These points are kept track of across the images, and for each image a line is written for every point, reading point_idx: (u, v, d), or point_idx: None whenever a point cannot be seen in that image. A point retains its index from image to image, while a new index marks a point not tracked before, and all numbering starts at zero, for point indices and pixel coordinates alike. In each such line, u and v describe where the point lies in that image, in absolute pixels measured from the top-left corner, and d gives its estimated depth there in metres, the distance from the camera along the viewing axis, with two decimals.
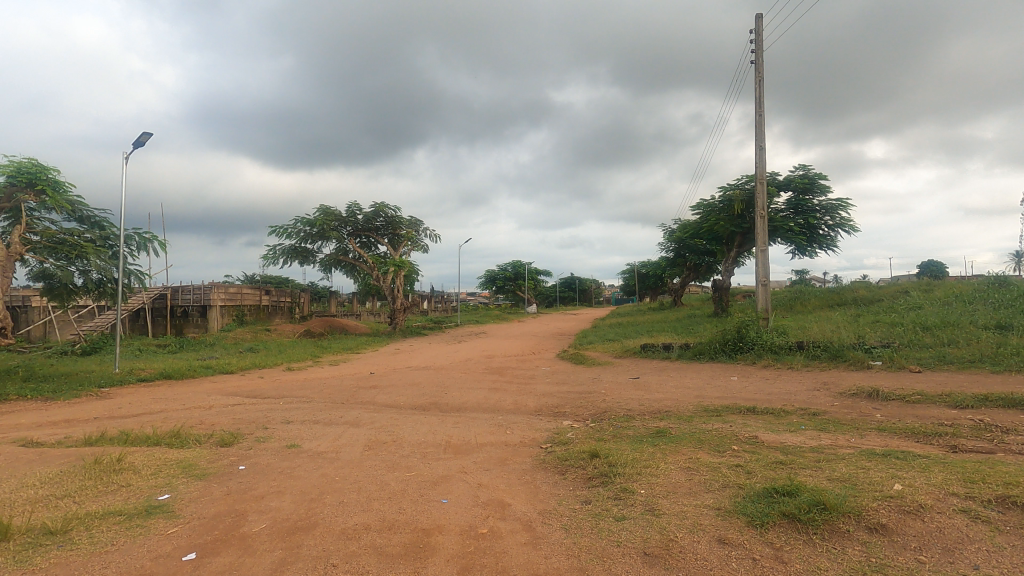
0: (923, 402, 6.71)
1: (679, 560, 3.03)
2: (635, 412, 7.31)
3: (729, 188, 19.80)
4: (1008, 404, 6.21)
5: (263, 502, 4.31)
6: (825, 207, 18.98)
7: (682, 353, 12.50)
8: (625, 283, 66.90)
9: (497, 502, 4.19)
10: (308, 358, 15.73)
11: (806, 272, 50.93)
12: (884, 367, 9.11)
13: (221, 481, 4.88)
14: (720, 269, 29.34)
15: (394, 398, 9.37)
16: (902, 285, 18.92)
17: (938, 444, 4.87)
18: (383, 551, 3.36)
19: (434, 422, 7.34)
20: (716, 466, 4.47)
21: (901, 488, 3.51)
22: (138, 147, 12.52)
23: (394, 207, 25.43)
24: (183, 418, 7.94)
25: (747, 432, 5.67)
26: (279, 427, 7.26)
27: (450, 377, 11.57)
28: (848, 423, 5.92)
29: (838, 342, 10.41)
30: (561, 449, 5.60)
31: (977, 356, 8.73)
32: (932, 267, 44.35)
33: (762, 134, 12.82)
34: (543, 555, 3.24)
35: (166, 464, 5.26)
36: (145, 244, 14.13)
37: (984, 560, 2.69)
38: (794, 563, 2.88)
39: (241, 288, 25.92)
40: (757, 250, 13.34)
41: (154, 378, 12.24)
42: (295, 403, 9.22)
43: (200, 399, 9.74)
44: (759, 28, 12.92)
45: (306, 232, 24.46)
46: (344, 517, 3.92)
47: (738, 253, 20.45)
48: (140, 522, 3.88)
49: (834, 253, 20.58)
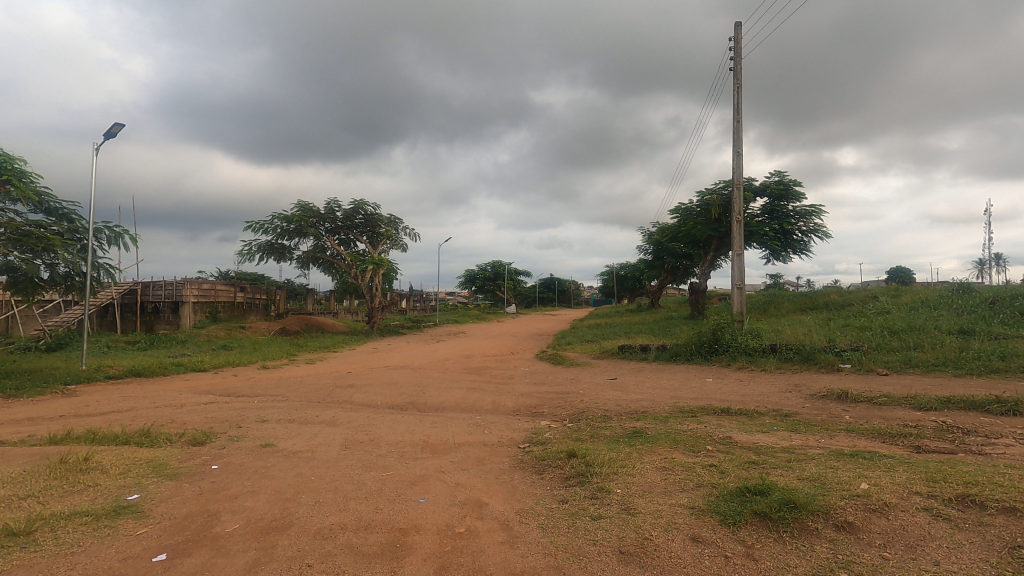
0: (890, 404, 6.93)
1: (655, 559, 3.08)
2: (611, 412, 7.38)
3: (707, 192, 20.18)
4: (970, 406, 6.44)
5: (235, 502, 4.24)
6: (799, 213, 19.44)
7: (659, 355, 12.68)
8: (605, 285, 67.41)
9: (474, 502, 4.19)
10: (283, 357, 15.43)
11: (778, 276, 51.96)
12: (853, 369, 9.39)
13: (193, 481, 4.78)
14: (696, 272, 29.76)
15: (371, 398, 9.27)
16: (871, 290, 19.47)
17: (902, 445, 5.02)
18: (359, 551, 3.35)
19: (411, 421, 7.30)
20: (691, 466, 4.54)
21: (868, 488, 3.62)
22: (108, 138, 12.23)
23: (374, 205, 25.27)
24: (152, 417, 7.72)
25: (720, 433, 5.77)
26: (253, 426, 7.12)
27: (429, 376, 11.55)
28: (818, 424, 6.09)
29: (810, 345, 10.68)
30: (539, 449, 5.62)
31: (941, 360, 9.04)
32: (901, 273, 45.82)
33: (739, 140, 13.06)
34: (520, 555, 3.26)
35: (135, 463, 5.13)
36: (116, 238, 13.80)
37: (945, 556, 2.80)
38: (766, 560, 2.95)
39: (215, 285, 25.34)
40: (732, 254, 13.64)
41: (122, 375, 11.91)
42: (270, 402, 9.08)
43: (171, 398, 9.48)
44: (736, 36, 13.19)
45: (284, 228, 24.17)
46: (318, 518, 3.87)
47: (715, 257, 20.82)
48: (108, 523, 3.79)
49: (806, 257, 21.09)
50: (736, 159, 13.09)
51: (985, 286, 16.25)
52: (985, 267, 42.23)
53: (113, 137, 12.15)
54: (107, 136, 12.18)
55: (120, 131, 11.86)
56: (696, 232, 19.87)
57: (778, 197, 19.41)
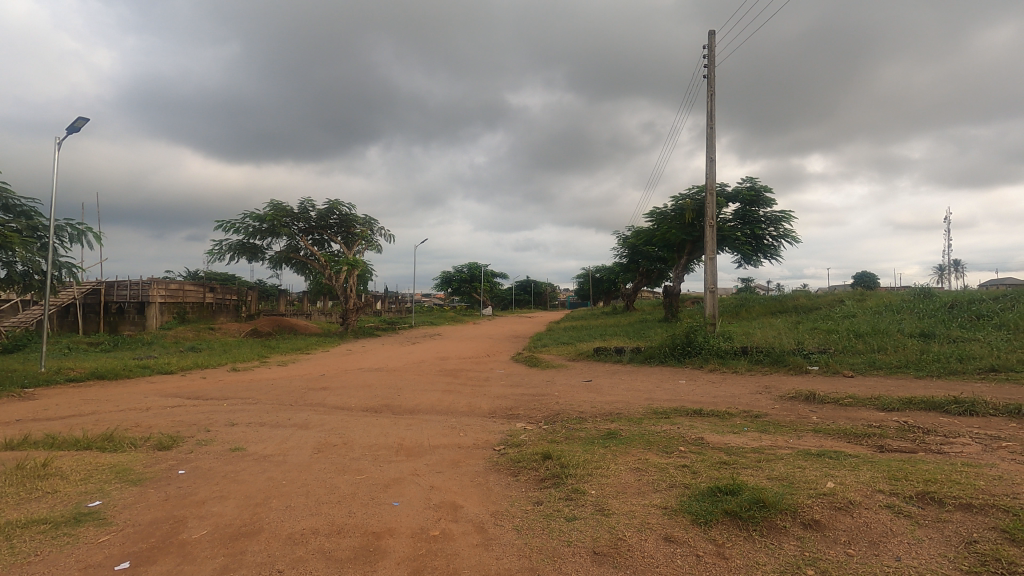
0: (854, 404, 7.15)
1: (628, 559, 3.11)
2: (586, 414, 7.44)
3: (681, 197, 20.54)
4: (929, 406, 6.68)
5: (204, 507, 4.14)
6: (770, 218, 19.86)
7: (634, 357, 12.81)
8: (581, 287, 67.77)
9: (449, 504, 4.17)
10: (254, 359, 15.12)
11: (750, 280, 53.02)
12: (820, 372, 9.63)
13: (158, 486, 4.65)
14: (671, 275, 30.24)
15: (345, 401, 9.14)
16: (838, 294, 19.99)
17: (866, 445, 5.18)
18: (332, 556, 3.30)
19: (385, 424, 7.21)
20: (664, 467, 4.62)
21: (834, 486, 3.72)
22: (71, 133, 11.83)
23: (349, 206, 25.01)
24: (116, 421, 7.47)
25: (693, 434, 5.88)
26: (222, 429, 6.96)
27: (404, 378, 11.43)
28: (787, 425, 6.24)
29: (779, 347, 10.91)
30: (514, 451, 5.63)
31: (903, 362, 9.35)
32: (866, 276, 47.36)
33: (713, 145, 13.31)
34: (495, 557, 3.26)
35: (98, 469, 4.96)
36: (79, 236, 13.37)
37: (905, 552, 2.89)
38: (736, 558, 3.01)
39: (183, 285, 24.72)
40: (705, 258, 13.89)
41: (84, 378, 11.49)
42: (240, 405, 8.87)
43: (136, 401, 9.19)
44: (710, 44, 13.46)
45: (255, 227, 23.71)
46: (289, 522, 3.81)
47: (689, 260, 21.15)
48: (68, 531, 3.65)
49: (776, 262, 21.55)
50: (710, 164, 13.33)
51: (945, 290, 16.86)
52: (944, 272, 43.93)
53: (77, 132, 11.77)
54: (71, 131, 11.78)
55: (84, 125, 11.49)
56: (671, 236, 20.16)
57: (749, 203, 19.82)
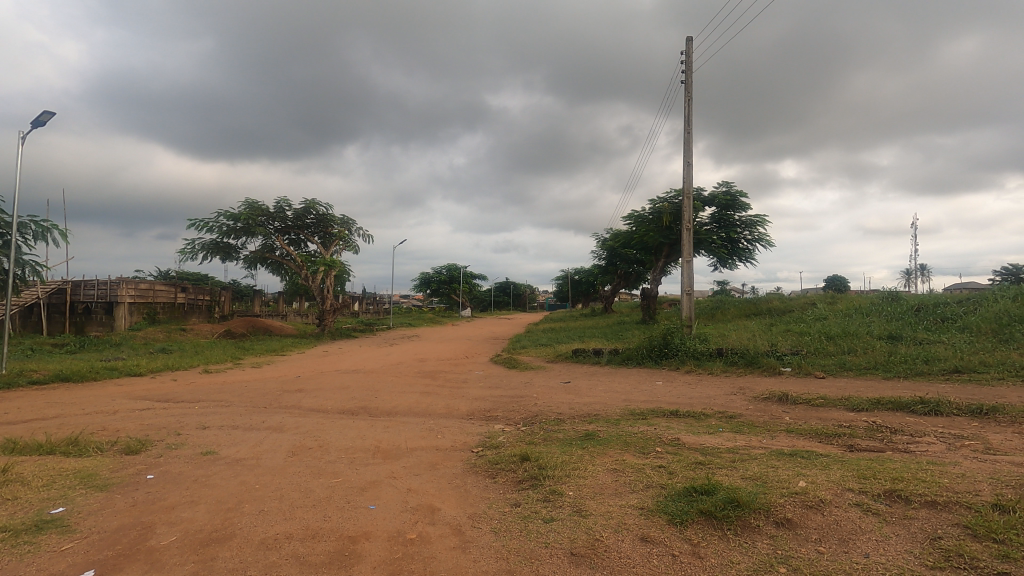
0: (825, 405, 7.31)
1: (604, 559, 3.13)
2: (564, 416, 7.45)
3: (658, 200, 20.77)
4: (897, 406, 6.86)
5: (173, 513, 4.03)
6: (745, 222, 20.20)
7: (612, 358, 12.90)
8: (560, 289, 68.13)
9: (426, 507, 4.14)
10: (227, 360, 14.81)
11: (725, 283, 53.91)
12: (793, 373, 9.83)
13: (126, 492, 4.51)
14: (648, 278, 30.57)
15: (321, 403, 9.01)
16: (810, 297, 20.43)
17: (838, 444, 5.30)
18: (306, 561, 3.24)
19: (362, 426, 7.13)
20: (641, 467, 4.66)
21: (805, 485, 3.80)
22: (36, 127, 11.44)
23: (327, 205, 24.71)
24: (81, 425, 7.24)
25: (670, 434, 5.95)
26: (193, 433, 6.79)
27: (381, 380, 11.32)
28: (761, 425, 6.35)
29: (753, 349, 11.09)
30: (492, 453, 5.62)
31: (872, 363, 9.61)
32: (837, 280, 48.68)
33: (690, 150, 13.49)
34: (472, 560, 3.24)
35: (61, 474, 4.80)
36: (44, 234, 12.95)
37: (873, 549, 2.96)
38: (711, 558, 3.04)
39: (153, 285, 24.12)
40: (682, 261, 14.06)
41: (48, 380, 11.11)
42: (212, 408, 8.67)
43: (103, 404, 8.93)
44: (688, 50, 13.64)
45: (229, 227, 23.25)
46: (262, 527, 3.73)
47: (666, 263, 21.41)
48: (30, 539, 3.53)
49: (751, 265, 21.96)
50: (687, 169, 13.51)
51: (912, 294, 17.35)
52: (911, 276, 45.33)
53: (43, 125, 11.39)
54: (35, 124, 11.39)
55: (49, 119, 11.13)
56: (649, 239, 20.38)
57: (725, 207, 20.13)
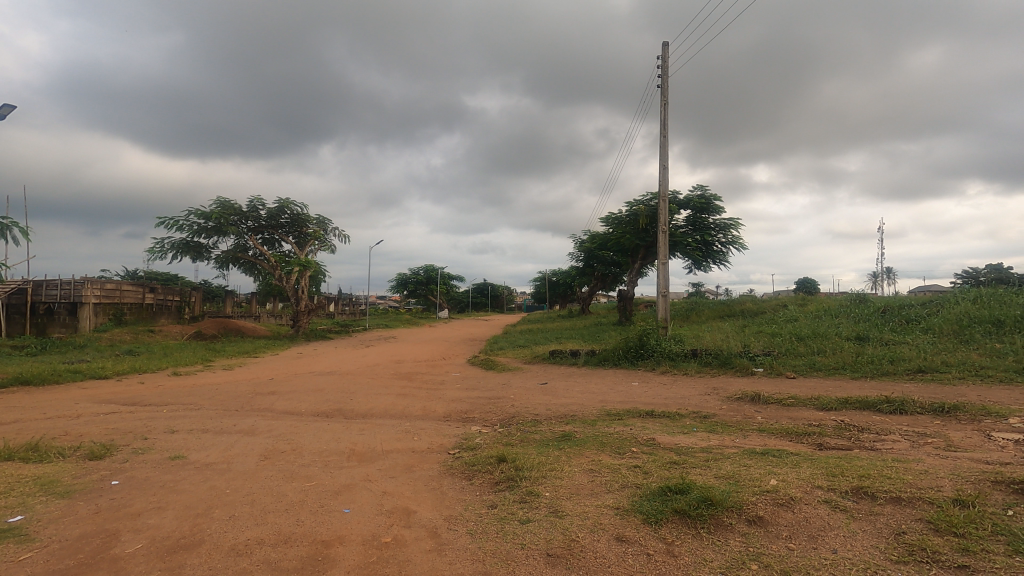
0: (796, 404, 7.47)
1: (580, 560, 3.14)
2: (541, 417, 7.46)
3: (635, 203, 20.97)
4: (863, 405, 7.05)
5: (139, 520, 3.91)
6: (719, 225, 20.53)
7: (589, 359, 12.98)
8: (537, 290, 68.37)
9: (401, 510, 4.10)
10: (198, 362, 14.46)
11: (700, 284, 54.81)
12: (764, 373, 10.02)
13: (89, 499, 4.36)
14: (624, 279, 30.85)
15: (295, 405, 8.86)
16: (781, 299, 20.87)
17: (808, 443, 5.42)
18: (277, 567, 3.18)
19: (337, 429, 7.03)
20: (617, 468, 4.69)
21: (776, 483, 3.87)
22: None
23: (301, 205, 24.33)
24: (42, 430, 6.99)
25: (646, 435, 6.01)
26: (161, 437, 6.61)
27: (358, 382, 11.21)
28: (734, 425, 6.46)
29: (727, 350, 11.28)
30: (469, 454, 5.60)
31: (840, 363, 9.86)
32: (807, 283, 49.92)
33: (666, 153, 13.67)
34: (448, 562, 3.22)
35: (19, 482, 4.61)
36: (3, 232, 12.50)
37: (841, 544, 3.04)
38: (685, 556, 3.08)
39: (120, 285, 23.41)
40: (657, 263, 14.24)
41: (7, 384, 10.70)
42: (181, 411, 8.45)
43: (66, 407, 8.63)
44: (663, 55, 13.82)
45: (200, 225, 22.71)
46: (232, 533, 3.65)
47: (642, 265, 21.60)
48: None
49: (724, 267, 22.33)
50: (663, 172, 13.67)
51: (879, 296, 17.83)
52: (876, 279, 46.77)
53: None
54: None
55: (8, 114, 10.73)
56: (625, 241, 20.55)
57: (700, 210, 20.42)
